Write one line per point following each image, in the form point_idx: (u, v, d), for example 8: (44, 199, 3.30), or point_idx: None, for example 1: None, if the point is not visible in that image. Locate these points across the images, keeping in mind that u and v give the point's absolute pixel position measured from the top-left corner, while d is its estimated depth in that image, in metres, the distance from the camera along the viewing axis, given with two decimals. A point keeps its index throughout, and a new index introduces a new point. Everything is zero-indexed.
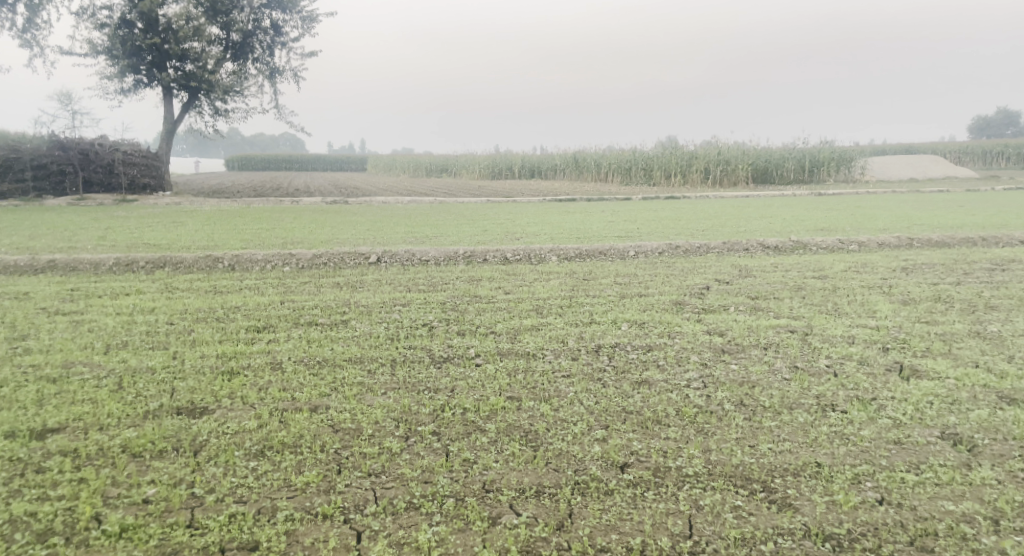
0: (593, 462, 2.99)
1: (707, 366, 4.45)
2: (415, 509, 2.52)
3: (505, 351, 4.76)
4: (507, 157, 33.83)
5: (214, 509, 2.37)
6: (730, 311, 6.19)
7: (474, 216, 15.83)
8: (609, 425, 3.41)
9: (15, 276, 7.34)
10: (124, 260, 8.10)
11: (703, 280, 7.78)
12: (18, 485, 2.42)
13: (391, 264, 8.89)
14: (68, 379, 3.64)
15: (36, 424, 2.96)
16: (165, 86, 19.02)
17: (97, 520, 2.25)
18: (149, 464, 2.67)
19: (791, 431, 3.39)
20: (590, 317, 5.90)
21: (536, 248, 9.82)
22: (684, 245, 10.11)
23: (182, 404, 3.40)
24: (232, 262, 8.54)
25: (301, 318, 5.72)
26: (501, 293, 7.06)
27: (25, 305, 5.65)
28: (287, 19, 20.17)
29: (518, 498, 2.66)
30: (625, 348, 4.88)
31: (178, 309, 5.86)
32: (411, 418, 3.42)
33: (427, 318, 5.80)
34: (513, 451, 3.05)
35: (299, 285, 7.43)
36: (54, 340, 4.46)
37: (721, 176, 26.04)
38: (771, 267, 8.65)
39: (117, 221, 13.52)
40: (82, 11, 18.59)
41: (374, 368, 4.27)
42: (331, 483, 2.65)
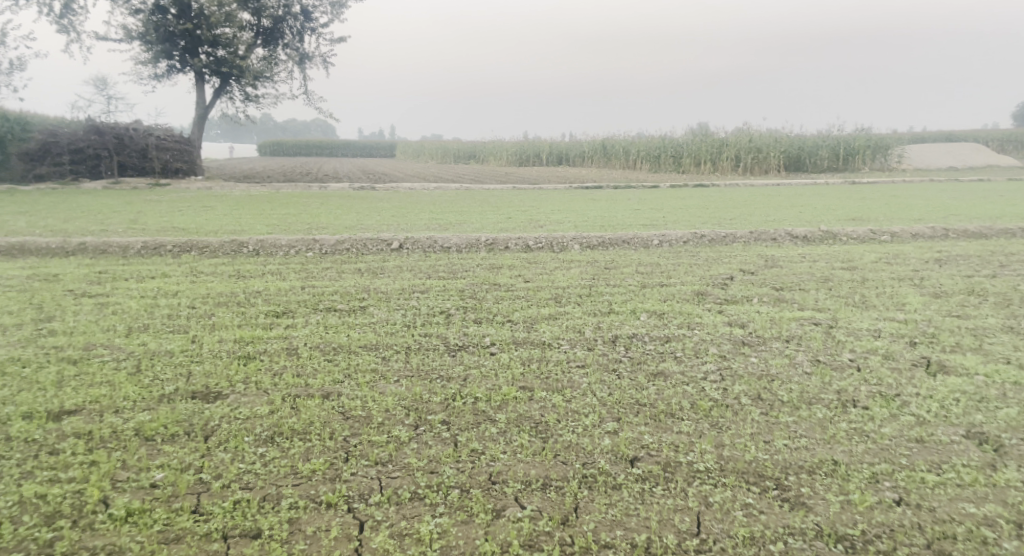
0: (602, 455, 2.95)
1: (725, 358, 4.36)
2: (420, 499, 2.52)
3: (521, 340, 4.73)
4: (534, 143, 33.64)
5: (219, 495, 2.41)
6: (753, 302, 6.07)
7: (499, 203, 15.76)
8: (621, 418, 3.36)
9: (49, 257, 7.52)
10: (152, 244, 8.24)
11: (728, 270, 7.64)
12: (31, 467, 2.47)
13: (413, 251, 8.90)
14: (89, 361, 3.72)
15: (54, 406, 3.02)
16: (197, 71, 19.24)
17: (104, 503, 2.30)
18: (159, 448, 2.71)
19: (808, 427, 3.30)
20: (609, 307, 5.83)
21: (559, 236, 9.75)
22: (710, 234, 9.93)
23: (197, 388, 3.45)
24: (256, 247, 8.64)
25: (320, 304, 5.76)
26: (520, 282, 7.02)
27: (53, 287, 5.78)
28: (317, 4, 20.19)
29: (524, 491, 2.64)
30: (642, 338, 4.82)
31: (200, 293, 5.94)
32: (421, 406, 3.42)
33: (444, 305, 5.80)
34: (522, 442, 3.02)
35: (320, 270, 7.48)
36: (79, 321, 4.56)
37: (752, 164, 25.55)
38: (798, 257, 8.46)
39: (150, 205, 13.80)
40: None
41: (388, 355, 4.28)
42: (337, 471, 2.67)
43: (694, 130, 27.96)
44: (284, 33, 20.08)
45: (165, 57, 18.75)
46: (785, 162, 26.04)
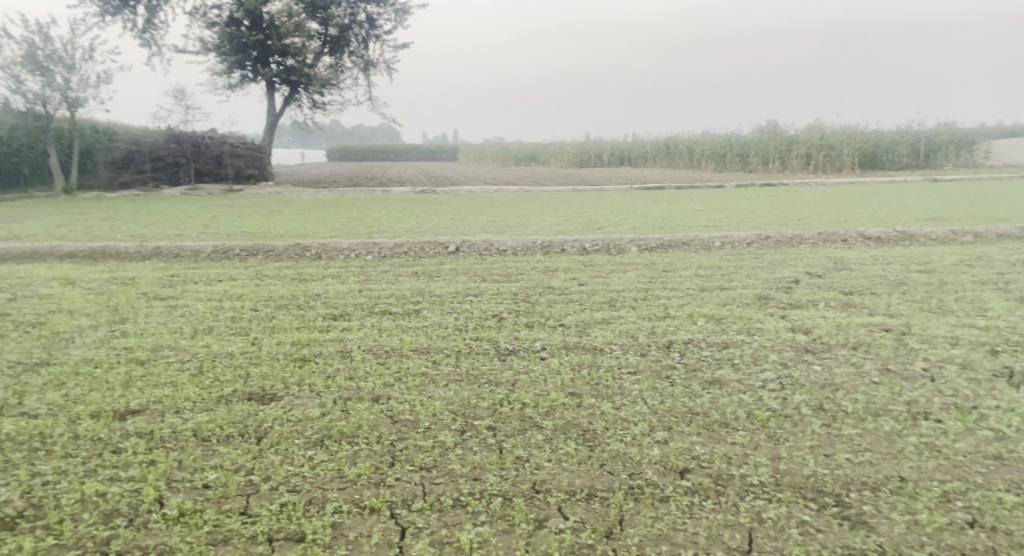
0: (650, 466, 2.85)
1: (786, 366, 4.17)
2: (462, 507, 2.51)
3: (572, 345, 4.67)
4: (595, 144, 33.39)
5: (267, 498, 2.47)
6: (818, 306, 5.79)
7: (558, 205, 15.70)
8: (672, 426, 3.25)
9: (128, 261, 7.94)
10: (221, 247, 8.60)
11: (793, 273, 7.34)
12: (95, 465, 2.60)
13: (469, 254, 8.95)
14: (155, 362, 3.90)
15: (120, 405, 3.17)
16: (268, 81, 20.00)
17: (159, 503, 2.39)
18: (214, 449, 2.80)
19: (873, 440, 3.11)
20: (664, 311, 5.69)
21: (616, 239, 9.61)
22: (775, 235, 9.59)
23: (254, 390, 3.56)
24: (319, 251, 8.89)
25: (376, 306, 5.86)
26: (575, 285, 6.95)
27: (129, 290, 6.10)
28: (382, 11, 20.62)
29: (568, 501, 2.59)
30: (698, 344, 4.67)
31: (263, 296, 6.14)
32: (469, 411, 3.41)
33: (497, 309, 5.79)
34: (568, 451, 2.96)
35: (379, 273, 7.63)
36: (149, 323, 4.78)
37: (825, 162, 24.55)
38: (870, 259, 8.05)
39: (223, 210, 14.44)
40: (196, 11, 19.80)
41: (438, 359, 4.30)
42: (381, 476, 2.69)
43: (761, 128, 27.12)
44: (349, 41, 20.61)
45: (238, 67, 19.57)
46: (860, 159, 24.92)
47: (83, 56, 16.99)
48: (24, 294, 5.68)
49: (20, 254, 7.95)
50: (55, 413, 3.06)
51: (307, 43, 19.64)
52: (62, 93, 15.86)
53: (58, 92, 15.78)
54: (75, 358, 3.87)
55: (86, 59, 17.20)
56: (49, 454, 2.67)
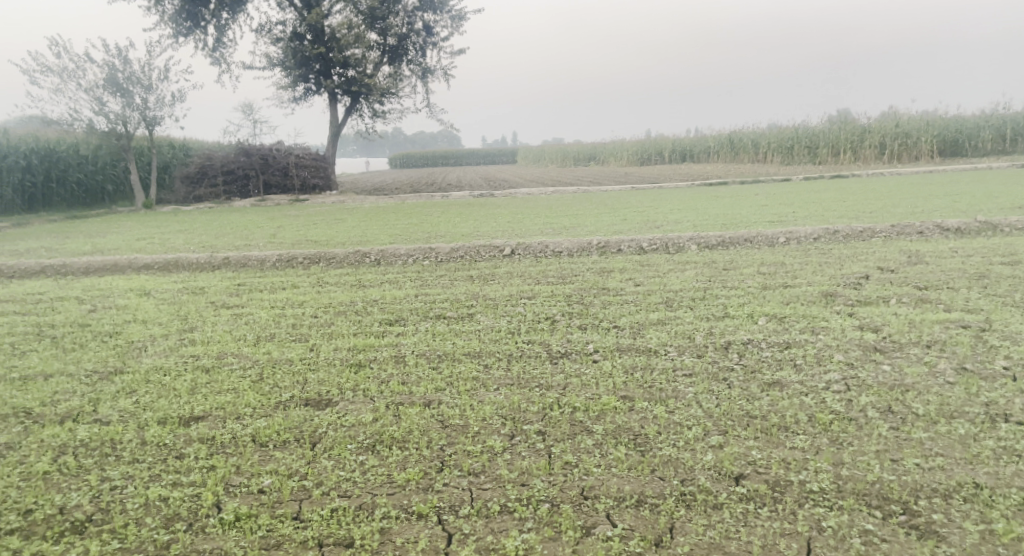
0: (703, 471, 2.75)
1: (853, 366, 3.95)
2: (509, 513, 2.50)
3: (625, 347, 4.59)
4: (654, 141, 32.84)
5: (319, 503, 2.53)
6: (890, 303, 5.49)
7: (616, 205, 15.52)
8: (727, 430, 3.13)
9: (199, 272, 8.33)
10: (286, 256, 8.91)
11: (863, 268, 6.99)
12: (159, 470, 2.73)
13: (524, 256, 8.96)
14: (219, 369, 4.06)
15: (185, 412, 3.32)
16: (330, 92, 20.60)
17: (216, 508, 2.48)
18: (270, 454, 2.90)
19: (947, 444, 2.90)
20: (723, 310, 5.52)
21: (675, 237, 9.42)
22: (844, 229, 9.18)
23: (311, 395, 3.66)
24: (378, 257, 9.09)
25: (431, 311, 5.94)
26: (631, 285, 6.84)
27: (199, 299, 6.40)
28: (438, 19, 20.90)
29: (616, 508, 2.53)
30: (758, 345, 4.51)
31: (323, 303, 6.32)
32: (518, 416, 3.40)
33: (550, 311, 5.76)
34: (618, 455, 2.90)
35: (435, 278, 7.72)
36: (216, 331, 5.00)
37: (900, 151, 23.33)
38: (949, 252, 7.59)
39: (290, 220, 14.96)
40: (261, 28, 20.60)
41: (490, 363, 4.31)
42: (430, 481, 2.71)
43: (831, 118, 26.04)
44: (407, 50, 20.97)
45: (302, 80, 20.25)
46: (939, 146, 23.60)
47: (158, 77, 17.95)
48: (103, 305, 6.03)
49: (102, 267, 8.43)
50: (125, 419, 3.22)
51: (366, 54, 20.12)
52: (140, 113, 16.80)
53: (138, 112, 16.73)
54: (146, 366, 4.08)
55: (162, 79, 18.17)
56: (118, 459, 2.81)
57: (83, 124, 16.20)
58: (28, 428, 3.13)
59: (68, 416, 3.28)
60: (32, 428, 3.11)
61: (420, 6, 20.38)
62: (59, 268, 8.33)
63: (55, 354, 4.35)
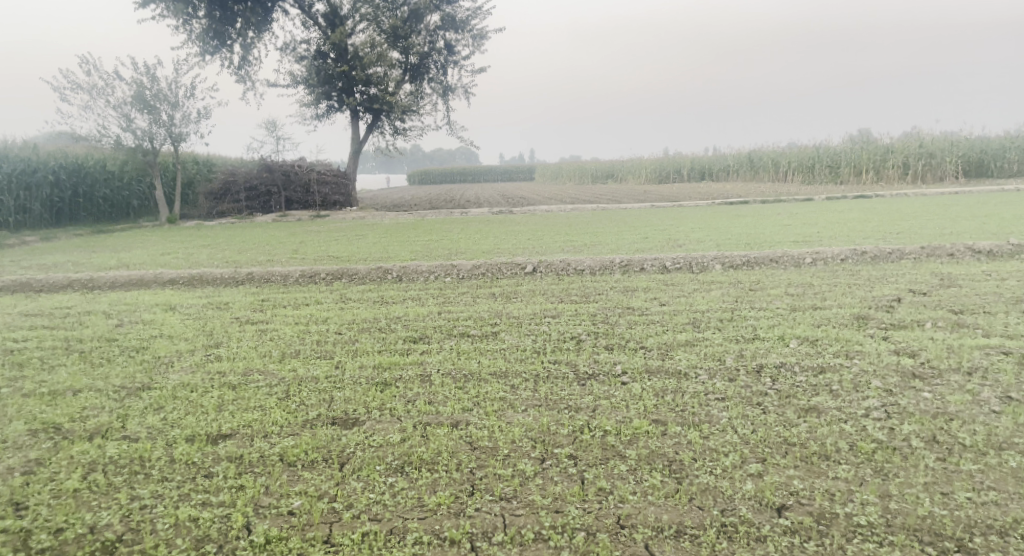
0: (744, 502, 2.65)
1: (892, 393, 3.82)
2: (544, 541, 2.44)
3: (655, 369, 4.50)
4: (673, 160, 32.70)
5: (349, 526, 2.48)
6: (925, 327, 5.35)
7: (637, 223, 15.43)
8: (766, 459, 3.03)
9: (223, 286, 8.39)
10: (308, 272, 8.95)
11: (894, 291, 6.84)
12: (188, 489, 2.70)
13: (546, 274, 8.91)
14: (246, 386, 4.04)
15: (213, 429, 3.30)
16: (352, 110, 20.83)
17: (247, 530, 2.45)
18: (299, 475, 2.85)
19: (999, 477, 2.78)
20: (753, 332, 5.40)
21: (698, 256, 9.31)
22: (872, 250, 9.03)
23: (337, 414, 3.62)
24: (399, 273, 9.09)
25: (455, 329, 5.89)
26: (656, 305, 6.76)
27: (223, 315, 6.41)
28: (460, 38, 21.06)
29: (655, 538, 2.45)
30: (791, 369, 4.40)
31: (347, 320, 6.31)
32: (548, 439, 3.33)
33: (576, 331, 5.69)
34: (654, 483, 2.81)
35: (458, 295, 7.69)
36: (241, 347, 5.00)
37: (924, 171, 23.09)
38: (983, 275, 7.41)
39: (311, 236, 15.08)
40: (286, 47, 20.95)
41: (516, 384, 4.23)
42: (461, 506, 2.65)
43: (852, 137, 25.83)
44: (429, 68, 21.13)
45: (325, 98, 20.49)
46: (964, 167, 23.33)
47: (185, 94, 18.30)
48: (130, 320, 6.07)
49: (128, 281, 8.52)
50: (154, 437, 3.20)
51: (388, 72, 20.32)
52: (167, 130, 17.11)
53: (163, 129, 17.03)
54: (173, 382, 4.07)
55: (188, 97, 18.51)
56: (147, 478, 2.79)
57: (111, 140, 16.53)
58: (58, 444, 3.12)
59: (97, 432, 3.27)
60: (62, 444, 3.10)
61: (442, 25, 20.56)
62: (86, 283, 8.43)
63: (83, 369, 4.36)
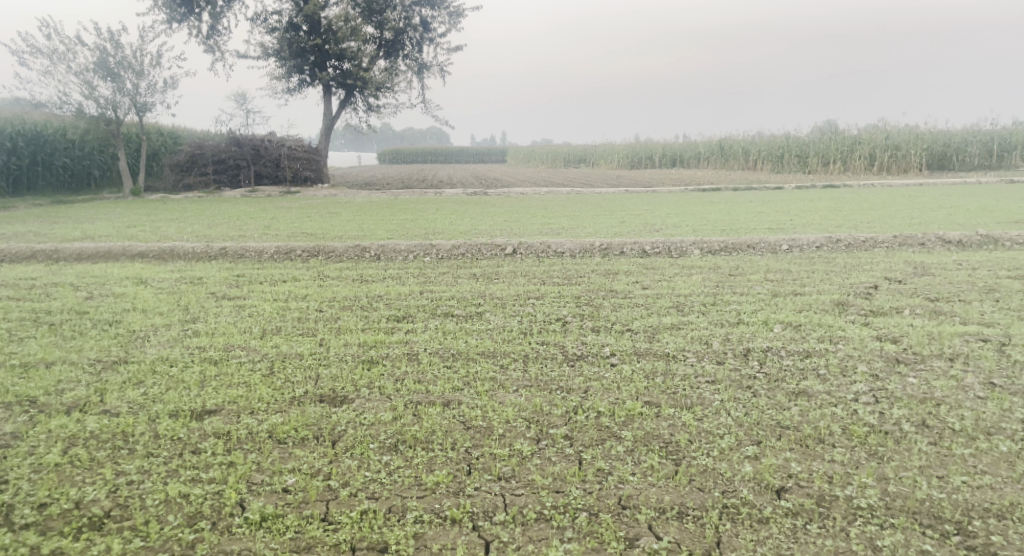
0: (744, 483, 2.66)
1: (879, 378, 3.87)
2: (546, 521, 2.40)
3: (643, 351, 4.49)
4: (647, 145, 32.81)
5: (347, 504, 2.41)
6: (904, 314, 5.45)
7: (612, 208, 15.43)
8: (762, 441, 3.03)
9: (195, 261, 8.15)
10: (284, 248, 8.74)
11: (871, 278, 6.95)
12: (176, 465, 2.59)
13: (526, 255, 8.85)
14: (228, 362, 3.93)
15: (197, 405, 3.18)
16: (324, 84, 20.36)
17: (241, 506, 2.36)
18: (291, 452, 2.77)
19: (990, 462, 2.83)
20: (737, 317, 5.44)
21: (676, 241, 9.34)
22: (846, 239, 9.16)
23: (325, 391, 3.53)
24: (377, 252, 8.93)
25: (438, 308, 5.81)
26: (638, 288, 6.76)
27: (198, 289, 6.22)
28: (436, 14, 20.66)
29: (659, 519, 2.43)
30: (778, 352, 4.44)
31: (328, 297, 6.17)
32: (543, 419, 3.28)
33: (561, 312, 5.65)
34: (653, 464, 2.80)
35: (438, 275, 7.57)
36: (220, 323, 4.84)
37: (889, 163, 23.57)
38: (954, 264, 7.58)
39: (283, 212, 14.74)
40: (257, 17, 20.34)
41: (506, 363, 4.19)
42: (460, 485, 2.60)
43: (821, 128, 26.21)
44: (404, 45, 20.69)
45: (296, 71, 19.95)
46: (928, 160, 23.88)
47: (150, 62, 17.66)
48: (100, 293, 5.85)
49: (95, 253, 8.21)
50: (136, 411, 3.08)
51: (362, 47, 19.89)
52: (131, 99, 16.49)
53: (128, 98, 16.42)
54: (152, 357, 3.92)
55: (153, 66, 17.85)
56: (132, 453, 2.67)
57: (72, 108, 15.90)
58: (35, 417, 2.97)
59: (75, 406, 3.13)
60: (38, 418, 2.95)
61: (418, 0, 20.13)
62: (51, 253, 8.10)
63: (55, 341, 4.18)
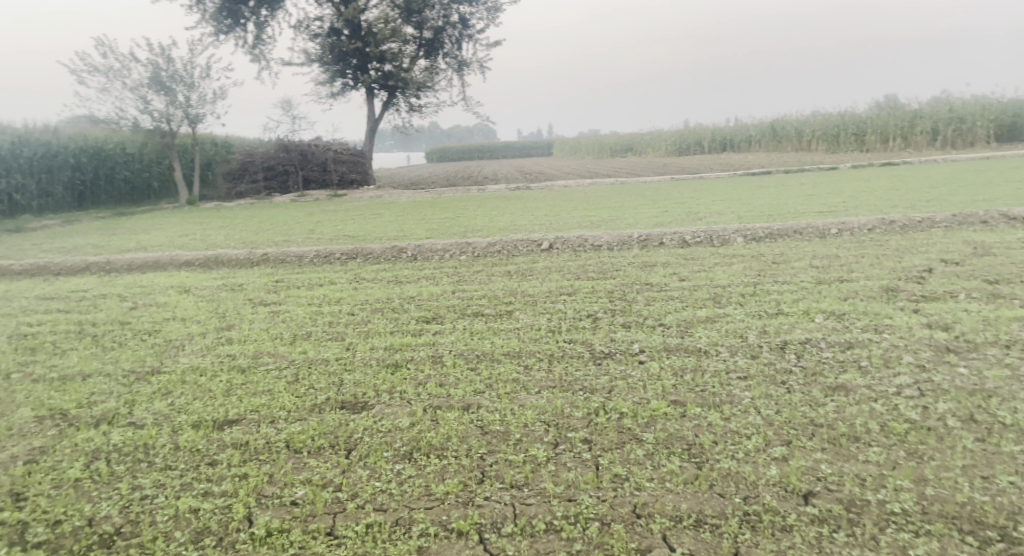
0: (768, 488, 2.51)
1: (925, 369, 3.63)
2: (555, 532, 2.33)
3: (673, 347, 4.35)
4: (693, 131, 32.02)
5: (354, 517, 2.39)
6: (959, 299, 5.12)
7: (656, 197, 15.10)
8: (791, 441, 2.87)
9: (238, 267, 8.35)
10: (324, 252, 8.88)
11: (925, 261, 6.57)
12: (190, 479, 2.63)
13: (563, 250, 8.73)
14: (255, 369, 3.98)
15: (219, 415, 3.23)
16: (367, 87, 20.61)
17: (248, 522, 2.37)
18: (305, 462, 2.77)
19: None
20: (776, 307, 5.20)
21: (719, 229, 9.05)
22: (901, 219, 8.71)
23: (346, 398, 3.53)
24: (415, 252, 8.97)
25: (468, 308, 5.76)
26: (675, 280, 6.55)
27: (237, 296, 6.37)
28: (474, 11, 20.65)
29: (673, 529, 2.33)
30: (817, 344, 4.21)
31: (360, 300, 6.21)
32: (562, 422, 3.20)
33: (592, 308, 5.53)
34: (672, 469, 2.67)
35: (472, 273, 7.56)
36: (253, 329, 4.94)
37: (954, 138, 22.39)
38: (1020, 243, 7.10)
39: (327, 215, 15.02)
40: (300, 25, 20.77)
41: (530, 364, 4.11)
42: (470, 495, 2.54)
43: (878, 103, 25.06)
44: (444, 43, 20.76)
45: (339, 76, 20.29)
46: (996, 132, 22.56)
47: (200, 75, 18.24)
48: (144, 302, 6.05)
49: (145, 263, 8.51)
50: (159, 423, 3.14)
51: (402, 48, 20.05)
52: (183, 111, 17.04)
53: (180, 110, 16.97)
54: (183, 366, 4.02)
55: (203, 77, 18.43)
56: (150, 466, 2.73)
57: (129, 122, 16.56)
58: (63, 431, 3.07)
59: (103, 418, 3.22)
60: (67, 432, 3.05)
61: None
62: (104, 265, 8.44)
63: (95, 353, 4.33)
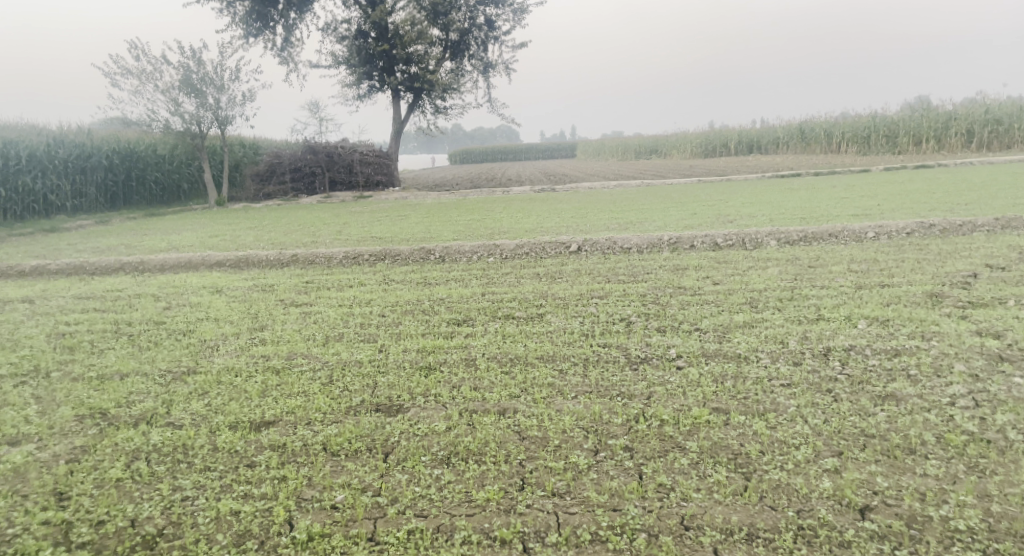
0: (822, 501, 2.42)
1: (979, 378, 3.49)
2: (601, 543, 2.27)
3: (711, 353, 4.24)
4: (720, 133, 31.65)
5: (395, 523, 2.36)
6: (1008, 306, 4.94)
7: (684, 199, 14.92)
8: (843, 452, 2.77)
9: (267, 268, 8.41)
10: (352, 253, 8.90)
11: (969, 266, 6.36)
12: (230, 481, 2.61)
13: (592, 252, 8.65)
14: (289, 371, 3.96)
15: (256, 416, 3.21)
16: (393, 89, 20.71)
17: (289, 525, 2.34)
18: (343, 465, 2.74)
19: None
20: (816, 313, 5.06)
21: (751, 232, 8.88)
22: (940, 223, 8.47)
23: (381, 400, 3.49)
24: (442, 253, 8.96)
25: (499, 311, 5.71)
26: (709, 284, 6.42)
27: (268, 297, 6.41)
28: (500, 12, 20.63)
29: (724, 542, 2.25)
30: (862, 352, 4.07)
31: (390, 302, 6.20)
32: (602, 429, 3.11)
33: (625, 312, 5.44)
34: (719, 479, 2.59)
35: (501, 276, 7.50)
36: (285, 330, 4.94)
37: (990, 139, 21.86)
38: None
39: (354, 216, 15.10)
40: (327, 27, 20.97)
41: (565, 368, 4.04)
42: (512, 502, 2.49)
43: (911, 104, 24.57)
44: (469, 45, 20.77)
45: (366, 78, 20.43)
46: None
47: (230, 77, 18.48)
48: (178, 302, 6.10)
49: (178, 264, 8.61)
50: (197, 423, 3.13)
51: (429, 50, 20.12)
52: (213, 113, 17.28)
53: (210, 112, 17.21)
54: (218, 366, 4.02)
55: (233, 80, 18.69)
56: (189, 467, 2.71)
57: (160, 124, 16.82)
58: (103, 430, 3.08)
59: (142, 418, 3.22)
60: (106, 431, 3.06)
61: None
62: (137, 265, 8.55)
63: (131, 353, 4.35)
